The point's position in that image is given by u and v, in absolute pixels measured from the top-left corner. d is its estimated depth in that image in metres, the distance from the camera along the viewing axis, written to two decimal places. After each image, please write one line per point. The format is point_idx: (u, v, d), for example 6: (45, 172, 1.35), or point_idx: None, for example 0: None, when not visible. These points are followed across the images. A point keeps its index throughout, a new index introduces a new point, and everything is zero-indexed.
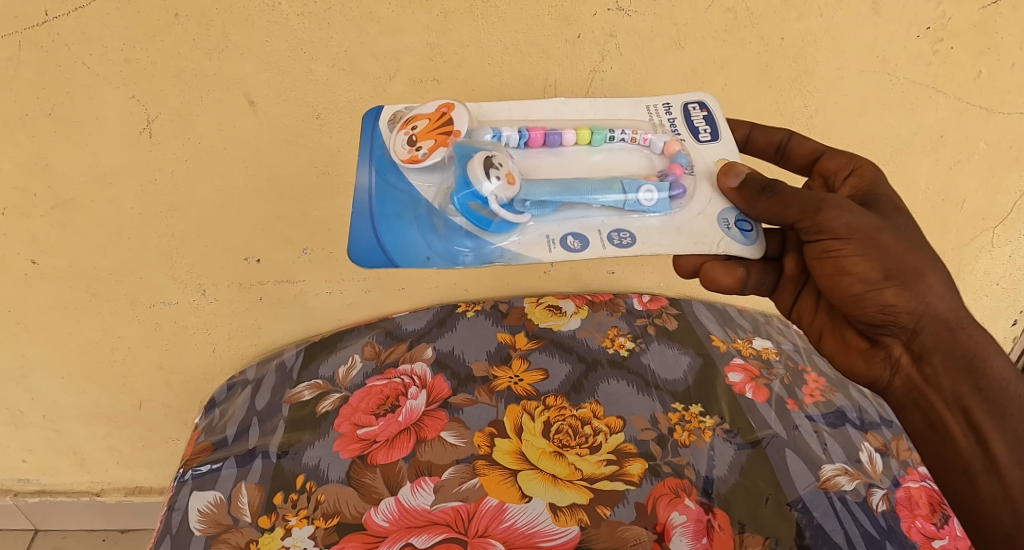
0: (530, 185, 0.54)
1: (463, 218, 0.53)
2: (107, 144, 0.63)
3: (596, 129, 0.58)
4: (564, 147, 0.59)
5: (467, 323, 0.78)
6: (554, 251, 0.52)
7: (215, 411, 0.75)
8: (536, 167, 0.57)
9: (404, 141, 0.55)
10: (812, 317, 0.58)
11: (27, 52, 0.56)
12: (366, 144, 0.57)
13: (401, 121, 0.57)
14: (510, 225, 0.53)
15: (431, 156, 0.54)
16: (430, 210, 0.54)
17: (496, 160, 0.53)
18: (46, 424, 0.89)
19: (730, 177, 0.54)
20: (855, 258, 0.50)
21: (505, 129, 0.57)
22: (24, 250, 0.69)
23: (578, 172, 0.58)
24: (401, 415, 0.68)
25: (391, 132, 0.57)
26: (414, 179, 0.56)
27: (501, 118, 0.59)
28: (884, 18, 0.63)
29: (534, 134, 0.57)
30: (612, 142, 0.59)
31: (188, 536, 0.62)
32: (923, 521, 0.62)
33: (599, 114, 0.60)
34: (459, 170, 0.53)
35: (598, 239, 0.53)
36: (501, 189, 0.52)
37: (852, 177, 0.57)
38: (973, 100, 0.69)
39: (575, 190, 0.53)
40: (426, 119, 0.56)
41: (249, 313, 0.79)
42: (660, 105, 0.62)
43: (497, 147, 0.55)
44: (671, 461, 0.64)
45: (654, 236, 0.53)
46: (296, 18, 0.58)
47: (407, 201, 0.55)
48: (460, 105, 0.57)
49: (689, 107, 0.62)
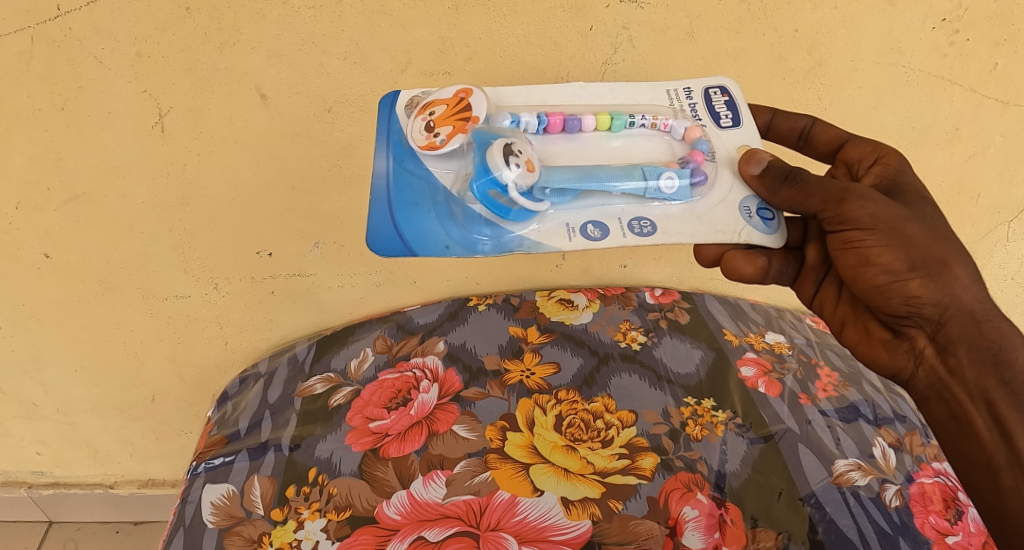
0: (551, 172, 0.53)
1: (482, 206, 0.53)
2: (119, 138, 0.63)
3: (616, 115, 0.58)
4: (584, 132, 0.58)
5: (479, 316, 0.78)
6: (575, 239, 0.52)
7: (228, 404, 0.75)
8: (555, 153, 0.57)
9: (421, 127, 0.55)
10: (835, 308, 0.58)
11: (39, 47, 0.57)
12: (383, 129, 0.57)
13: (419, 106, 0.57)
14: (529, 213, 0.53)
15: (448, 143, 0.54)
16: (448, 198, 0.54)
17: (515, 148, 0.53)
18: (59, 417, 0.89)
19: (751, 165, 0.54)
20: (880, 249, 0.50)
21: (524, 114, 0.56)
22: (38, 244, 0.70)
23: (598, 158, 0.58)
24: (413, 408, 0.68)
25: (408, 118, 0.57)
26: (431, 165, 0.55)
27: (519, 103, 0.59)
28: (899, 9, 0.62)
29: (554, 120, 0.57)
30: (633, 128, 0.58)
31: (201, 530, 0.62)
32: (937, 518, 0.61)
33: (619, 99, 0.60)
34: (478, 157, 0.53)
35: (618, 228, 0.53)
36: (521, 176, 0.52)
37: (876, 165, 0.57)
38: (990, 92, 0.68)
39: (595, 177, 0.53)
40: (443, 105, 0.55)
41: (260, 307, 0.80)
42: (681, 90, 0.61)
43: (517, 133, 0.55)
44: (683, 456, 0.64)
45: (675, 225, 0.53)
46: (306, 11, 0.58)
47: (424, 188, 0.55)
48: (477, 90, 0.56)
49: (711, 92, 0.61)
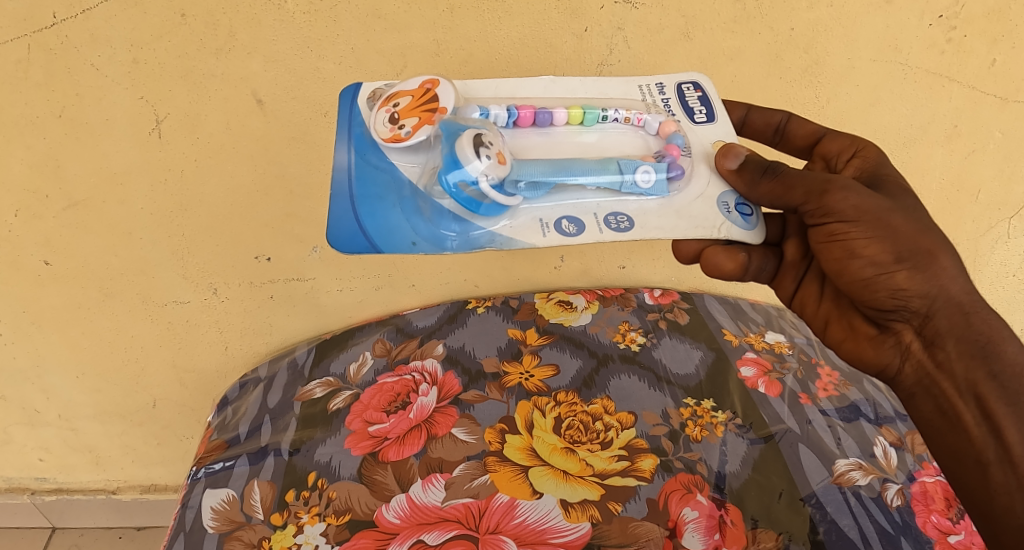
0: (522, 164, 0.53)
1: (452, 200, 0.52)
2: (117, 145, 0.63)
3: (588, 109, 0.57)
4: (555, 126, 0.58)
5: (478, 319, 0.78)
6: (549, 235, 0.52)
7: (228, 408, 0.75)
8: (526, 147, 0.57)
9: (384, 120, 0.54)
10: (818, 306, 0.58)
11: (36, 55, 0.57)
12: (344, 123, 0.56)
13: (381, 99, 0.56)
14: (501, 208, 0.52)
15: (414, 135, 0.53)
16: (415, 192, 0.53)
17: (485, 139, 0.52)
18: (61, 423, 0.90)
19: (729, 159, 0.54)
20: (865, 241, 0.50)
21: (493, 107, 0.56)
22: (38, 251, 0.70)
23: (570, 152, 0.57)
24: (412, 411, 0.68)
25: (369, 110, 0.56)
26: (395, 158, 0.55)
27: (488, 96, 0.58)
28: (896, 6, 0.62)
29: (523, 113, 0.56)
30: (606, 122, 0.58)
31: (201, 534, 0.62)
32: (939, 517, 0.61)
33: (590, 93, 0.60)
34: (446, 149, 0.52)
35: (594, 223, 0.53)
36: (491, 168, 0.51)
37: (855, 159, 0.57)
38: (988, 89, 0.68)
39: (569, 170, 0.53)
40: (409, 96, 0.55)
41: (260, 311, 0.80)
42: (654, 86, 0.61)
43: (486, 125, 0.54)
44: (683, 457, 0.64)
45: (653, 220, 0.53)
46: (302, 16, 0.58)
47: (389, 182, 0.54)
48: (444, 82, 0.56)
49: (683, 88, 0.61)
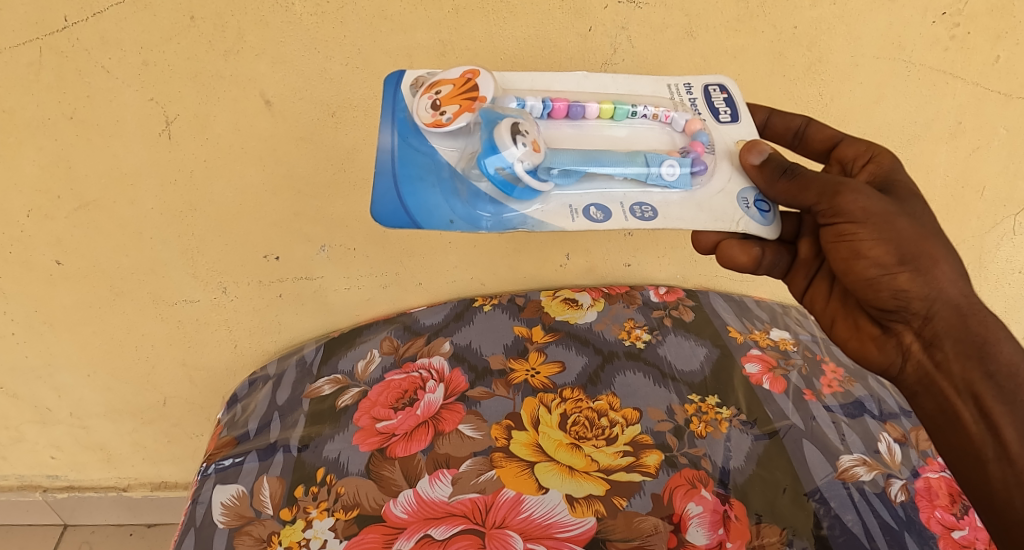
0: (555, 154, 0.54)
1: (489, 184, 0.53)
2: (128, 146, 0.65)
3: (619, 104, 0.58)
4: (586, 120, 0.58)
5: (484, 317, 0.78)
6: (578, 221, 0.52)
7: (237, 406, 0.76)
8: (558, 138, 0.57)
9: (427, 106, 0.55)
10: (825, 304, 0.59)
11: (47, 58, 0.58)
12: (388, 105, 0.56)
13: (424, 85, 0.56)
14: (535, 193, 0.53)
15: (454, 122, 0.54)
16: (455, 173, 0.54)
17: (523, 126, 0.53)
18: (73, 421, 0.91)
19: (752, 154, 0.55)
20: (870, 242, 0.50)
21: (529, 98, 0.56)
22: (49, 251, 0.72)
23: (599, 145, 0.58)
24: (420, 408, 0.69)
25: (413, 96, 0.56)
26: (436, 143, 0.55)
27: (524, 87, 0.58)
28: (898, 4, 0.62)
29: (558, 104, 0.57)
30: (635, 118, 0.58)
31: (212, 529, 0.63)
32: (943, 512, 0.61)
33: (621, 90, 0.60)
34: (485, 136, 0.53)
35: (620, 211, 0.53)
36: (529, 154, 0.52)
37: (869, 164, 0.58)
38: (992, 86, 0.68)
39: (599, 160, 0.54)
40: (449, 85, 0.55)
41: (269, 310, 0.80)
42: (682, 85, 0.61)
43: (523, 115, 0.55)
44: (687, 452, 0.64)
45: (676, 211, 0.53)
46: (309, 18, 0.59)
47: (429, 166, 0.54)
48: (485, 71, 0.56)
49: (710, 88, 0.61)
